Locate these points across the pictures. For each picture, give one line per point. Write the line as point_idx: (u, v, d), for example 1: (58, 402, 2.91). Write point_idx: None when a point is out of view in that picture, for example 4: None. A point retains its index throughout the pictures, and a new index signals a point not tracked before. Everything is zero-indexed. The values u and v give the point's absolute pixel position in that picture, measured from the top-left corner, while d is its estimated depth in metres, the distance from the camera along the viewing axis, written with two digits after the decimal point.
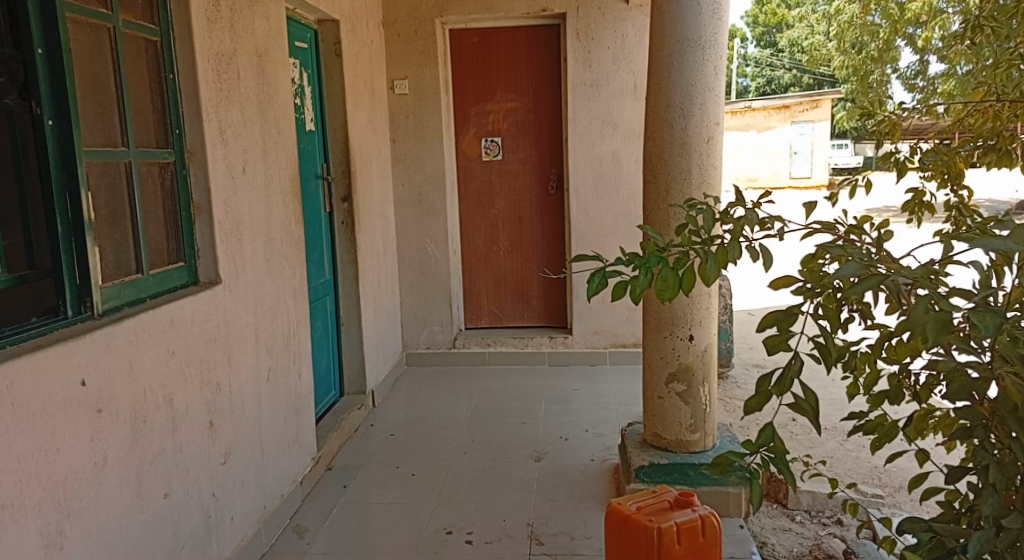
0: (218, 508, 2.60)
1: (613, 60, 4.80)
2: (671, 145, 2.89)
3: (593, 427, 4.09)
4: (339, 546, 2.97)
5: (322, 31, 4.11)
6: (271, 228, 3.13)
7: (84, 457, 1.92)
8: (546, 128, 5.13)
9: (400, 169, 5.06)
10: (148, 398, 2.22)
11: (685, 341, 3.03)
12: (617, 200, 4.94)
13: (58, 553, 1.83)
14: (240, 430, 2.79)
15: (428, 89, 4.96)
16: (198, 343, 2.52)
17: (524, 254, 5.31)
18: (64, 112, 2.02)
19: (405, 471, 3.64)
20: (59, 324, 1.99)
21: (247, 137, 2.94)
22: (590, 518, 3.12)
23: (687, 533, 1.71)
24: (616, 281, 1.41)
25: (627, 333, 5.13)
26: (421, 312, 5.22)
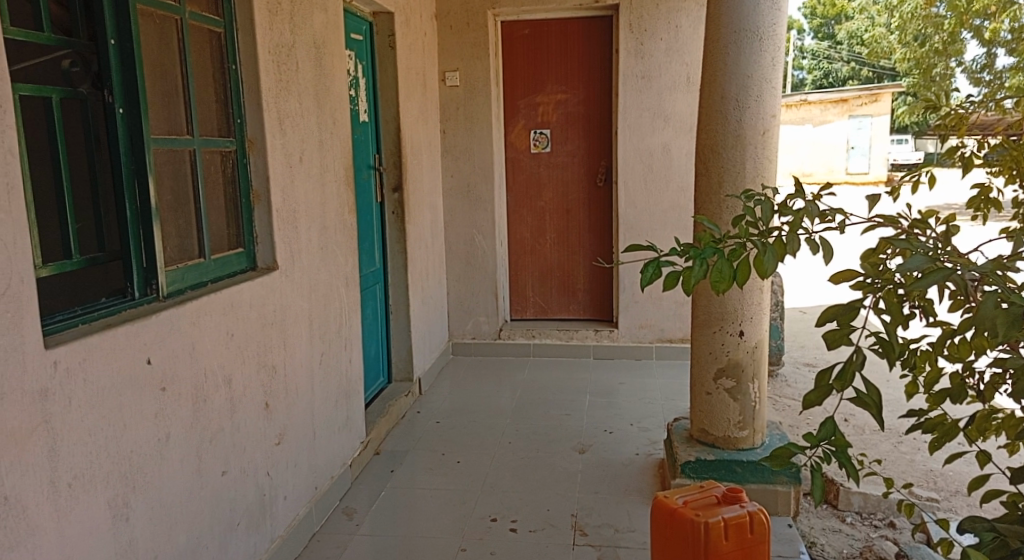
0: (272, 487, 2.68)
1: (666, 51, 4.75)
2: (725, 137, 2.86)
3: (639, 421, 4.08)
4: (386, 529, 3.03)
5: (377, 23, 4.16)
6: (325, 216, 3.19)
7: (148, 433, 2.00)
8: (596, 120, 5.11)
9: (450, 160, 5.10)
10: (209, 378, 2.30)
11: (735, 337, 3.00)
12: (667, 193, 4.90)
13: (125, 524, 1.90)
14: (294, 412, 2.87)
15: (479, 80, 4.98)
16: (256, 326, 2.59)
17: (571, 246, 5.30)
18: (134, 102, 2.10)
19: (451, 458, 3.69)
20: (127, 306, 2.06)
21: (304, 127, 3.01)
22: (634, 511, 3.12)
23: (735, 529, 1.70)
24: (669, 273, 1.40)
25: (675, 328, 5.09)
26: (469, 302, 5.27)
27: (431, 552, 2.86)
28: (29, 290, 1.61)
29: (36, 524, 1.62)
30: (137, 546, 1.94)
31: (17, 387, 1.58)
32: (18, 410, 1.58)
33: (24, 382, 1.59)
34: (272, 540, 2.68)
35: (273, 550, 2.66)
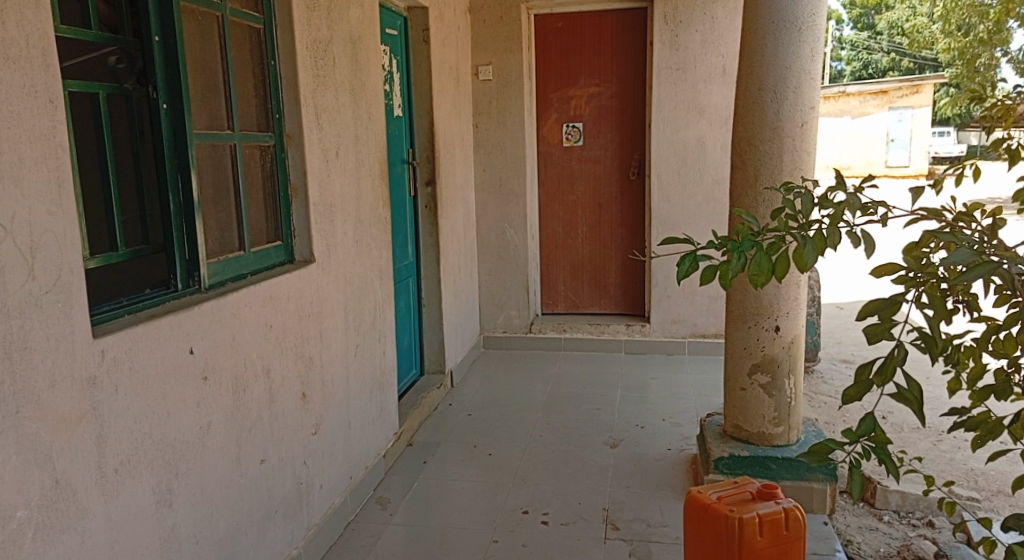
0: (309, 476, 2.72)
1: (702, 43, 4.71)
2: (762, 130, 2.84)
3: (671, 416, 4.07)
4: (419, 520, 3.06)
5: (411, 18, 4.18)
6: (360, 210, 3.23)
7: (191, 421, 2.05)
8: (630, 113, 5.09)
9: (482, 154, 5.12)
10: (249, 368, 2.34)
11: (771, 332, 2.97)
12: (701, 187, 4.86)
13: (169, 509, 1.95)
14: (330, 402, 2.91)
15: (512, 74, 4.99)
16: (293, 318, 2.63)
17: (603, 240, 5.29)
18: (178, 97, 2.15)
19: (482, 450, 3.71)
20: (170, 297, 2.10)
21: (340, 122, 3.04)
22: (667, 506, 3.12)
23: (770, 525, 1.69)
24: (705, 266, 1.39)
25: (708, 323, 5.05)
26: (501, 296, 5.28)
27: (464, 543, 2.88)
28: (79, 280, 1.64)
29: (86, 508, 1.67)
30: (180, 531, 1.99)
31: (69, 375, 1.62)
32: (70, 396, 1.62)
33: (74, 370, 1.63)
34: (308, 528, 2.73)
35: (309, 538, 2.70)
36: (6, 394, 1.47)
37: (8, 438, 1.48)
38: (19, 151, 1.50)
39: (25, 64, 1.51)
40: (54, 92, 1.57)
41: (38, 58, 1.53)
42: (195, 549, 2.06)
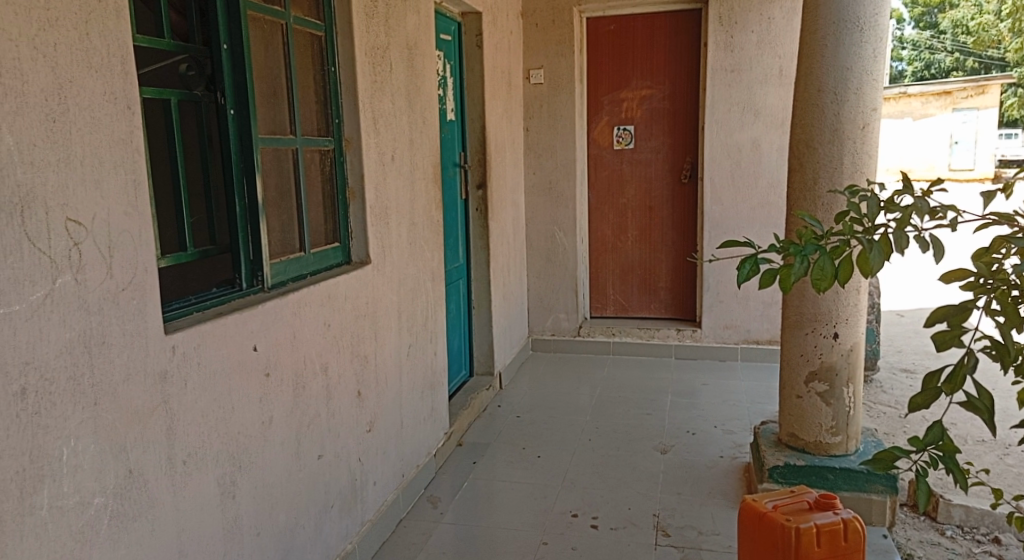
0: (363, 472, 2.77)
1: (758, 43, 4.65)
2: (820, 132, 2.80)
3: (724, 423, 4.02)
4: (469, 519, 3.09)
5: (465, 23, 4.23)
6: (414, 212, 3.27)
7: (254, 416, 2.11)
8: (682, 116, 5.04)
9: (533, 158, 5.14)
10: (308, 365, 2.40)
11: (829, 339, 2.92)
12: (755, 190, 4.79)
13: (231, 501, 2.01)
14: (384, 401, 2.96)
15: (563, 77, 5.01)
16: (350, 318, 2.68)
17: (654, 244, 5.25)
18: (245, 103, 2.21)
19: (531, 453, 3.73)
20: (234, 296, 2.17)
21: (396, 126, 3.09)
22: (719, 514, 3.08)
23: (829, 536, 1.65)
24: (766, 270, 1.37)
25: (762, 329, 4.97)
26: (550, 299, 5.30)
27: (513, 544, 2.90)
28: (152, 278, 1.70)
29: (156, 497, 1.73)
30: (242, 523, 2.05)
31: (142, 368, 1.68)
32: (142, 389, 1.68)
33: (146, 364, 1.69)
34: (362, 524, 2.78)
35: (363, 534, 2.76)
36: (86, 386, 1.53)
37: (87, 428, 1.54)
38: (100, 155, 1.56)
39: (106, 71, 1.58)
40: (131, 99, 1.64)
41: (118, 67, 1.60)
42: (256, 540, 2.12)
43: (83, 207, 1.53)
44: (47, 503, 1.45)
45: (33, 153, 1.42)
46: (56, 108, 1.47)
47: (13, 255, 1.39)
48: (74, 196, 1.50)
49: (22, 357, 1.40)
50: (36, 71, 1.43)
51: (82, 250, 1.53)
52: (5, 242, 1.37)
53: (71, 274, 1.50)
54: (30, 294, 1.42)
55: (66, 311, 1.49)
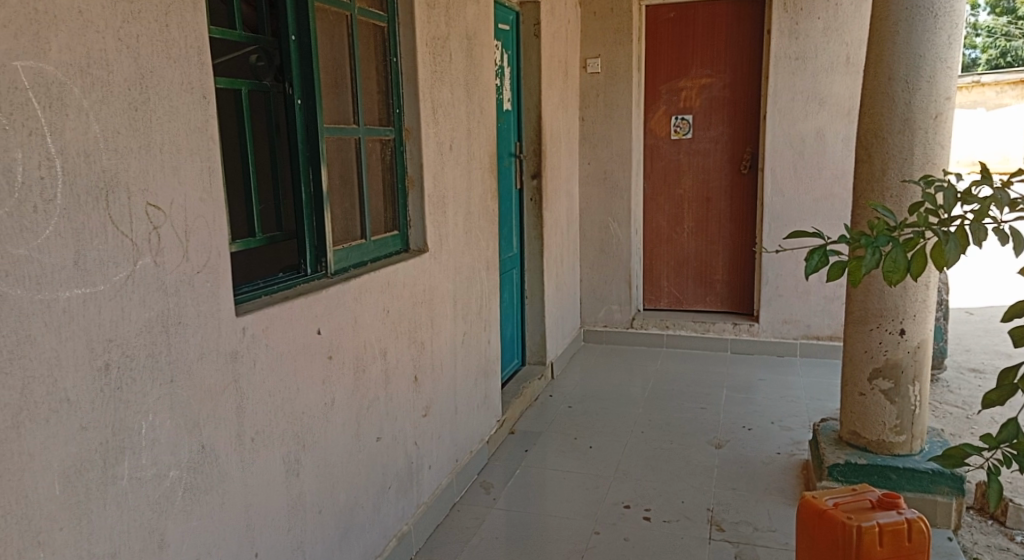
0: (419, 456, 2.83)
1: (825, 31, 4.54)
2: (890, 121, 2.73)
3: (781, 419, 3.96)
4: (521, 506, 3.12)
5: (524, 12, 4.24)
6: (471, 202, 3.31)
7: (317, 397, 2.17)
8: (743, 105, 4.96)
9: (588, 148, 5.14)
10: (368, 350, 2.46)
11: (895, 335, 2.86)
12: (819, 181, 4.69)
13: (295, 479, 2.08)
14: (439, 387, 3.01)
15: (621, 66, 4.98)
16: (408, 305, 2.73)
17: (711, 236, 5.19)
18: (311, 94, 2.27)
19: (583, 443, 3.74)
20: (301, 281, 2.23)
21: (455, 116, 3.12)
22: (775, 511, 3.05)
23: (891, 536, 1.60)
24: (834, 263, 1.36)
25: (822, 325, 4.86)
26: (604, 290, 5.29)
27: (566, 532, 2.92)
28: (225, 262, 1.77)
29: (227, 472, 1.80)
30: (305, 501, 2.12)
31: (214, 348, 1.75)
32: (215, 368, 1.75)
33: (218, 344, 1.76)
34: (417, 506, 2.84)
35: (418, 516, 2.81)
36: (163, 362, 1.61)
37: (164, 404, 1.61)
38: (177, 142, 1.63)
39: (184, 61, 1.64)
40: (207, 89, 1.70)
41: (194, 57, 1.67)
42: (318, 518, 2.19)
43: (162, 192, 1.59)
44: (128, 474, 1.52)
45: (117, 140, 1.49)
46: (138, 97, 1.53)
47: (99, 238, 1.45)
48: (154, 181, 1.57)
49: (106, 334, 1.47)
50: (121, 60, 1.49)
51: (161, 234, 1.59)
52: (92, 225, 1.44)
53: (151, 257, 1.57)
54: (114, 275, 1.49)
55: (145, 292, 1.56)
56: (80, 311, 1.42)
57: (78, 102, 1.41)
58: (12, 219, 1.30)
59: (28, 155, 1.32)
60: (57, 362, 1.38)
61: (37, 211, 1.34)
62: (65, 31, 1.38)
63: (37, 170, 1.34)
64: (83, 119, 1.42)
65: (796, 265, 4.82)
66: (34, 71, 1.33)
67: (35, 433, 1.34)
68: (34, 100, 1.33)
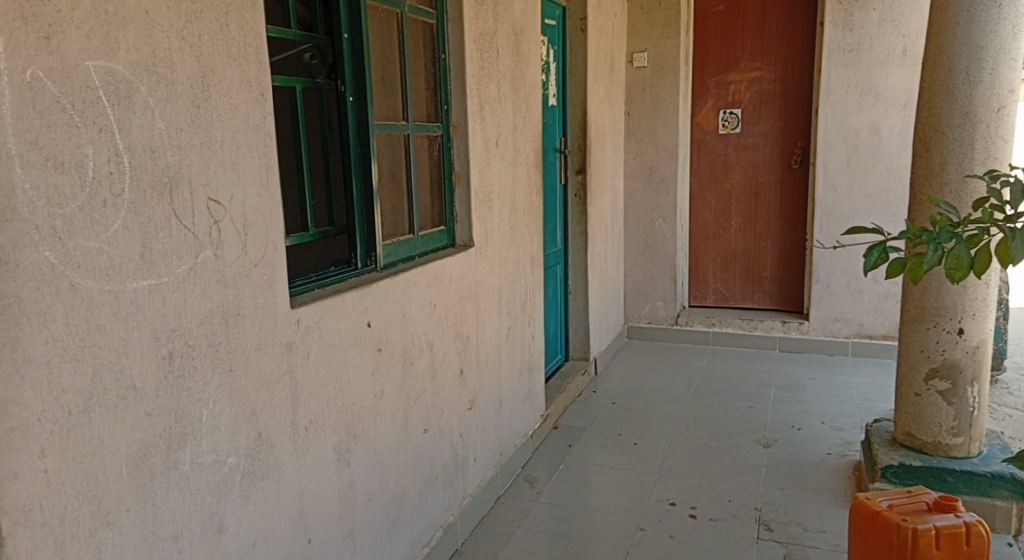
0: (464, 449, 2.86)
1: (880, 22, 4.44)
2: (949, 114, 2.67)
3: (831, 419, 3.90)
4: (565, 501, 3.14)
5: (570, 7, 4.23)
6: (516, 197, 3.32)
7: (366, 390, 2.21)
8: (794, 98, 4.88)
9: (633, 143, 5.11)
10: (415, 343, 2.49)
11: (952, 335, 2.80)
12: (873, 176, 4.59)
13: (346, 467, 2.12)
14: (484, 381, 3.03)
15: (668, 60, 4.94)
16: (454, 299, 2.76)
17: (759, 233, 5.13)
18: (363, 91, 2.31)
19: (627, 439, 3.73)
20: (351, 275, 2.28)
21: (501, 112, 3.14)
22: (825, 511, 3.01)
23: (949, 540, 1.56)
24: (895, 259, 1.34)
25: (875, 324, 4.76)
26: (648, 286, 5.26)
27: (612, 528, 2.92)
28: (281, 256, 1.82)
29: (282, 459, 1.85)
30: (355, 490, 2.16)
31: (270, 339, 1.80)
32: (271, 358, 1.80)
33: (275, 335, 1.81)
34: (463, 497, 2.87)
35: (463, 508, 2.85)
36: (223, 352, 1.66)
37: (224, 392, 1.66)
38: (237, 139, 1.68)
39: (243, 60, 1.69)
40: (265, 87, 1.75)
41: (252, 55, 1.71)
42: (367, 506, 2.23)
43: (222, 187, 1.64)
44: (189, 460, 1.58)
45: (180, 137, 1.54)
46: (200, 95, 1.58)
47: (164, 231, 1.50)
48: (215, 177, 1.62)
49: (169, 325, 1.53)
50: (184, 60, 1.54)
51: (222, 228, 1.64)
52: (157, 219, 1.49)
53: (212, 249, 1.62)
54: (178, 267, 1.54)
55: (206, 283, 1.61)
56: (146, 302, 1.47)
57: (144, 99, 1.46)
58: (84, 212, 1.35)
59: (98, 150, 1.37)
60: (124, 350, 1.43)
61: (106, 206, 1.39)
62: (133, 31, 1.43)
63: (107, 167, 1.39)
64: (148, 117, 1.47)
65: (848, 262, 4.73)
66: (104, 69, 1.38)
67: (105, 418, 1.39)
68: (104, 98, 1.38)
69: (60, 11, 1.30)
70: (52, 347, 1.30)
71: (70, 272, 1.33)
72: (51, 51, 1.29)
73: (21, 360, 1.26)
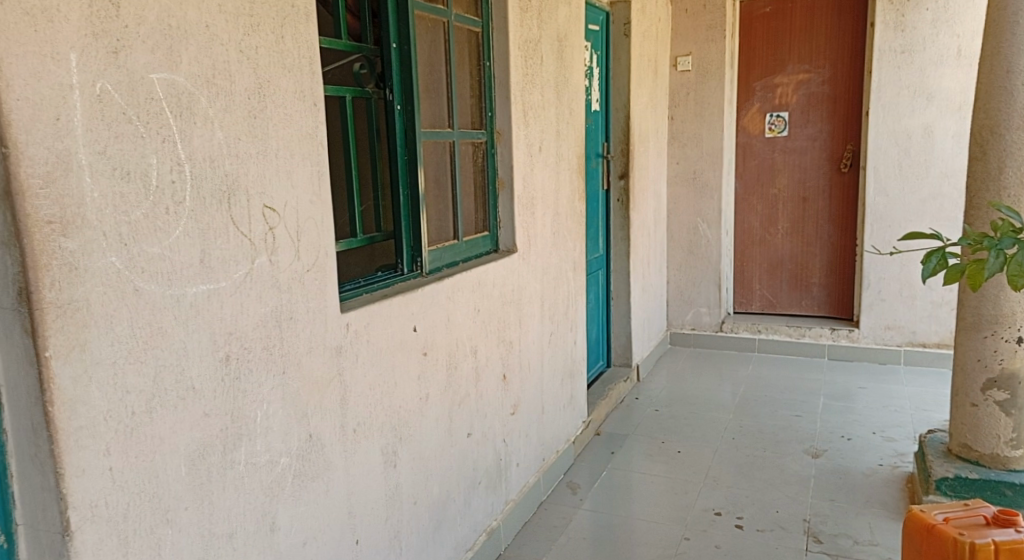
0: (507, 453, 2.88)
1: (933, 22, 4.35)
2: (1007, 117, 2.60)
3: (883, 430, 3.82)
4: (608, 508, 3.13)
5: (614, 12, 4.23)
6: (559, 203, 3.33)
7: (412, 394, 2.24)
8: (843, 101, 4.80)
9: (677, 147, 5.09)
10: (459, 347, 2.52)
11: (1011, 343, 2.73)
12: (926, 180, 4.49)
13: (393, 469, 2.15)
14: (527, 386, 3.05)
15: (712, 64, 4.90)
16: (498, 305, 2.78)
17: (807, 238, 5.06)
18: (410, 99, 2.35)
19: (670, 447, 3.71)
20: (397, 280, 2.31)
21: (545, 118, 3.16)
22: (876, 524, 2.96)
23: (1010, 554, 1.52)
24: (954, 265, 1.32)
25: (929, 332, 4.65)
26: (692, 292, 5.22)
27: (656, 537, 2.91)
28: (331, 262, 1.86)
29: (331, 461, 1.88)
30: (401, 492, 2.19)
31: (321, 342, 1.84)
32: (322, 361, 1.84)
33: (325, 338, 1.85)
34: (506, 502, 2.89)
35: (506, 512, 2.87)
36: (277, 355, 1.70)
37: (277, 394, 1.71)
38: (291, 148, 1.72)
39: (298, 72, 1.73)
40: (317, 97, 1.80)
41: (306, 67, 1.76)
42: (413, 509, 2.26)
43: (277, 194, 1.69)
44: (244, 460, 1.62)
45: (238, 146, 1.58)
46: (257, 105, 1.63)
47: (221, 237, 1.55)
48: (270, 185, 1.67)
49: (227, 328, 1.57)
50: (241, 71, 1.59)
51: (276, 234, 1.69)
52: (216, 225, 1.54)
53: (267, 255, 1.66)
54: (235, 272, 1.59)
55: (262, 288, 1.65)
56: (205, 306, 1.52)
57: (205, 110, 1.51)
58: (148, 219, 1.40)
59: (161, 159, 1.43)
60: (184, 353, 1.48)
61: (169, 213, 1.44)
62: (194, 44, 1.48)
63: (169, 175, 1.44)
64: (208, 126, 1.52)
65: (901, 268, 4.63)
66: (167, 82, 1.43)
67: (166, 418, 1.45)
68: (167, 109, 1.43)
69: (128, 27, 1.35)
70: (117, 349, 1.35)
71: (135, 277, 1.38)
72: (118, 65, 1.34)
73: (89, 361, 1.31)
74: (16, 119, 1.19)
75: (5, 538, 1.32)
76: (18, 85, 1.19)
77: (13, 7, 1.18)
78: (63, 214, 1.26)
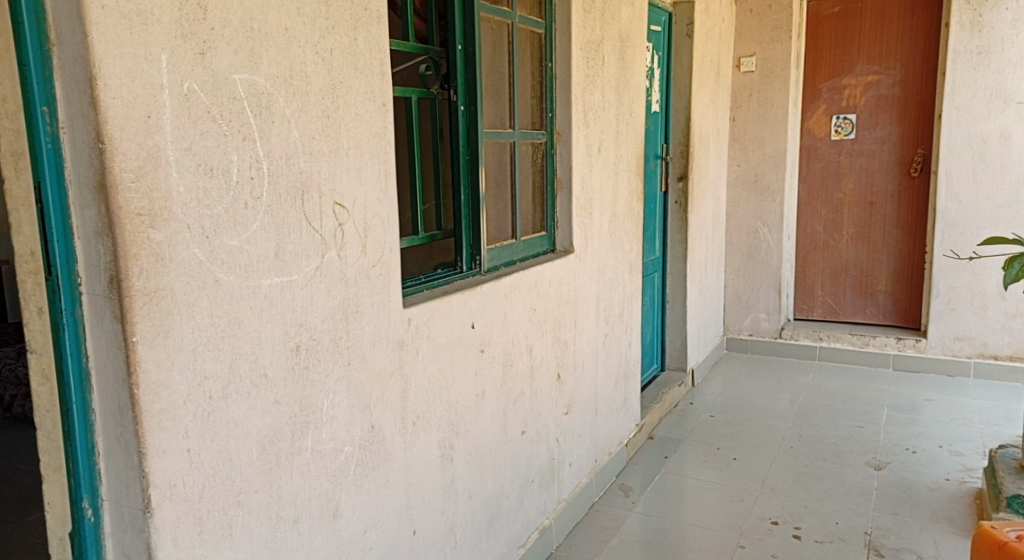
0: (560, 452, 2.90)
1: (1013, 23, 4.21)
2: None
3: (950, 444, 3.71)
4: (661, 512, 3.12)
5: (677, 13, 4.21)
6: (616, 204, 3.33)
7: (469, 389, 2.28)
8: (915, 104, 4.68)
9: (738, 150, 5.03)
10: (516, 346, 2.55)
11: None
12: (1001, 187, 4.35)
13: (449, 463, 2.19)
14: (581, 386, 3.07)
15: (777, 64, 4.82)
16: (554, 304, 2.81)
17: (872, 244, 4.94)
18: (474, 100, 2.38)
19: (726, 453, 3.67)
20: (457, 278, 2.35)
21: (605, 119, 3.16)
22: (941, 539, 2.88)
23: None
24: None
25: (1001, 344, 4.49)
26: (750, 297, 5.15)
27: (710, 543, 2.89)
28: (395, 258, 1.91)
29: (391, 453, 1.93)
30: (457, 486, 2.23)
31: (383, 337, 1.88)
32: (384, 355, 1.89)
33: (388, 332, 1.90)
34: (558, 501, 2.91)
35: (559, 511, 2.89)
36: (343, 346, 1.75)
37: (343, 385, 1.76)
38: (361, 146, 1.77)
39: (369, 73, 1.78)
40: (386, 98, 1.84)
41: (377, 67, 1.81)
42: (468, 503, 2.29)
43: (347, 192, 1.74)
44: (311, 447, 1.68)
45: (311, 145, 1.64)
46: (330, 105, 1.68)
47: (295, 232, 1.61)
48: (340, 182, 1.72)
49: (298, 319, 1.63)
50: (317, 72, 1.65)
51: (345, 230, 1.74)
52: (290, 221, 1.60)
53: (336, 250, 1.72)
54: (306, 266, 1.64)
55: (330, 282, 1.71)
56: (279, 298, 1.58)
57: (282, 109, 1.57)
58: (228, 214, 1.46)
59: (242, 157, 1.49)
60: (258, 342, 1.54)
61: (247, 208, 1.51)
62: (274, 46, 1.54)
63: (248, 171, 1.50)
64: (285, 126, 1.58)
65: (972, 277, 4.49)
66: (249, 82, 1.49)
67: (240, 403, 1.51)
68: (248, 108, 1.49)
69: (214, 29, 1.42)
70: (197, 337, 1.42)
71: (215, 268, 1.44)
72: (204, 66, 1.41)
73: (172, 347, 1.38)
74: (112, 117, 1.26)
75: (91, 512, 1.40)
76: (114, 84, 1.26)
77: (112, 11, 1.25)
78: (151, 208, 1.33)
